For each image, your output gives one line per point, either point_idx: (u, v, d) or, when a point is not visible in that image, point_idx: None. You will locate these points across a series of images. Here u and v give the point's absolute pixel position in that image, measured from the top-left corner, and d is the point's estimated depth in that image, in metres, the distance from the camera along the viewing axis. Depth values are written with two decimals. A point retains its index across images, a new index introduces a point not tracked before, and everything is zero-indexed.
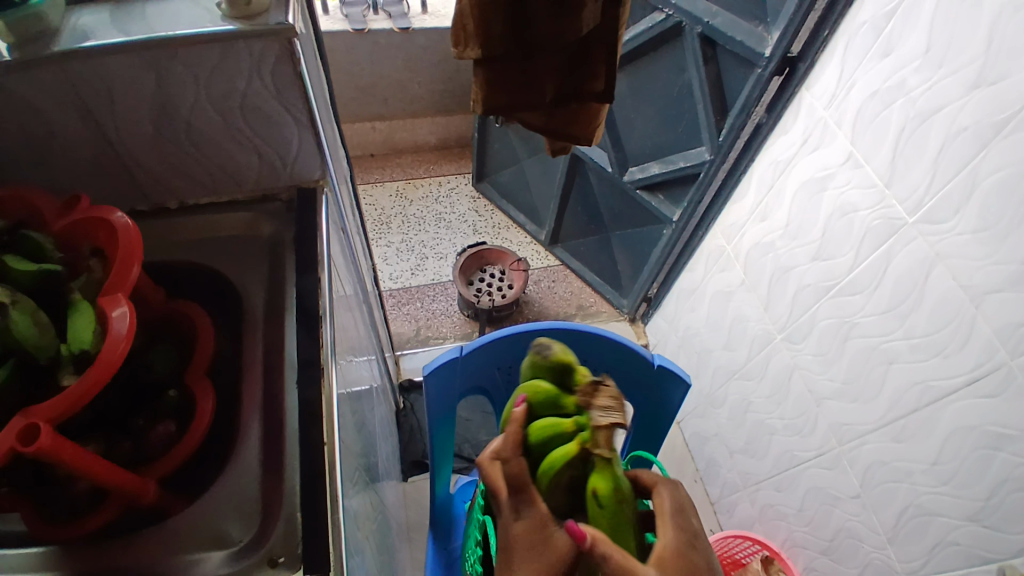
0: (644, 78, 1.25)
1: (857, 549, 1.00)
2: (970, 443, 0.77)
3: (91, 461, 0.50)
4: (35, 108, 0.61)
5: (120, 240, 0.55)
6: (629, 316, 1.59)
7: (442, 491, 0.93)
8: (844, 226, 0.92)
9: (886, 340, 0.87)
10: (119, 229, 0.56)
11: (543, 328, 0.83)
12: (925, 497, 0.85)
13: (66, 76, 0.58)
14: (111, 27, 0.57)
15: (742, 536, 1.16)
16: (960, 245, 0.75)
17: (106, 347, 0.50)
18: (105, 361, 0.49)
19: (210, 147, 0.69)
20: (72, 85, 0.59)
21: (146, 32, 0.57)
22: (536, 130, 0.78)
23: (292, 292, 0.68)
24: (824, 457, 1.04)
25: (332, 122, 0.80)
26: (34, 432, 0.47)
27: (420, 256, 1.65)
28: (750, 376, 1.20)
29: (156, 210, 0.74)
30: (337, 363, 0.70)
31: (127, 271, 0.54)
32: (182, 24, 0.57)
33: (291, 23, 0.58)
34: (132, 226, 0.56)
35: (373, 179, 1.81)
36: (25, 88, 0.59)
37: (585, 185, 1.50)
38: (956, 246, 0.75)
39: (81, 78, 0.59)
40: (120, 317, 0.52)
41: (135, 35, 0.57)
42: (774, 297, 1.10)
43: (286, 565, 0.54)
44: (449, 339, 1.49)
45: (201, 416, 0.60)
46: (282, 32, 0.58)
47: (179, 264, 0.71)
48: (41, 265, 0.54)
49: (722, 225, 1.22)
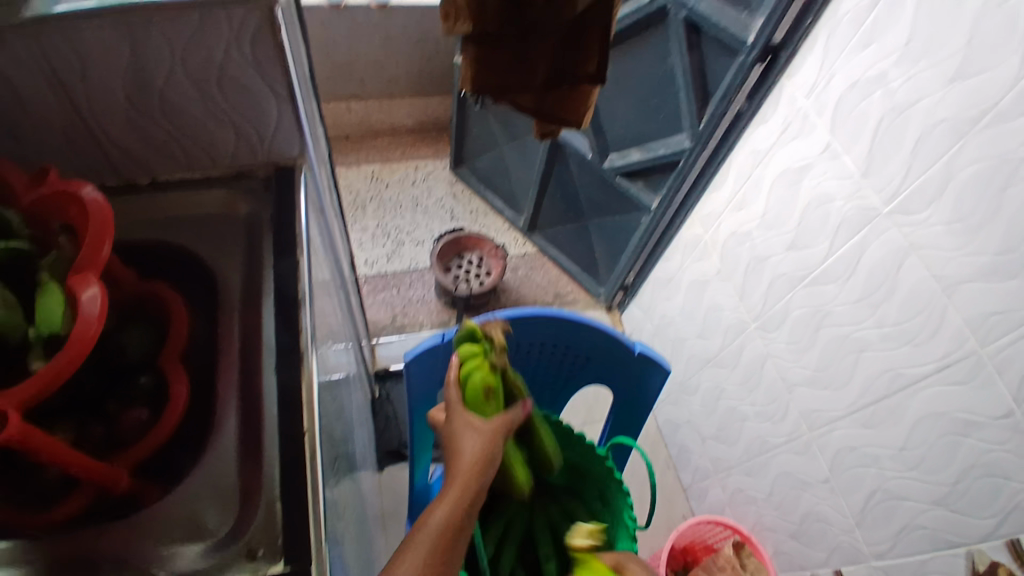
0: (626, 65, 1.25)
1: (825, 531, 1.03)
2: (939, 430, 0.79)
3: (61, 449, 0.48)
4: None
5: (91, 217, 0.52)
6: (605, 304, 1.60)
7: (420, 479, 0.92)
8: (821, 217, 0.93)
9: (858, 329, 0.89)
10: (90, 206, 0.52)
11: (527, 314, 0.83)
12: (893, 482, 0.88)
13: (29, 39, 0.55)
14: None
15: (715, 521, 1.19)
16: (935, 237, 0.77)
17: (77, 329, 0.47)
18: (76, 345, 0.47)
19: (184, 121, 0.65)
20: (36, 50, 0.55)
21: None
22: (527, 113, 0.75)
23: (269, 275, 0.66)
24: (794, 442, 1.06)
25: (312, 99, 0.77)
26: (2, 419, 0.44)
27: (396, 241, 1.63)
28: (724, 364, 1.21)
29: (125, 186, 0.70)
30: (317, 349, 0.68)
31: (99, 249, 0.51)
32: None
33: None
34: (104, 203, 0.53)
35: (347, 162, 1.77)
36: None
37: (564, 171, 1.49)
38: (931, 239, 0.77)
39: (44, 41, 0.55)
40: (92, 297, 0.48)
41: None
42: (749, 287, 1.11)
43: (266, 558, 0.52)
44: (425, 325, 1.48)
45: (175, 401, 0.57)
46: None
47: (150, 244, 0.68)
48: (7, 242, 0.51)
49: (700, 215, 1.22)
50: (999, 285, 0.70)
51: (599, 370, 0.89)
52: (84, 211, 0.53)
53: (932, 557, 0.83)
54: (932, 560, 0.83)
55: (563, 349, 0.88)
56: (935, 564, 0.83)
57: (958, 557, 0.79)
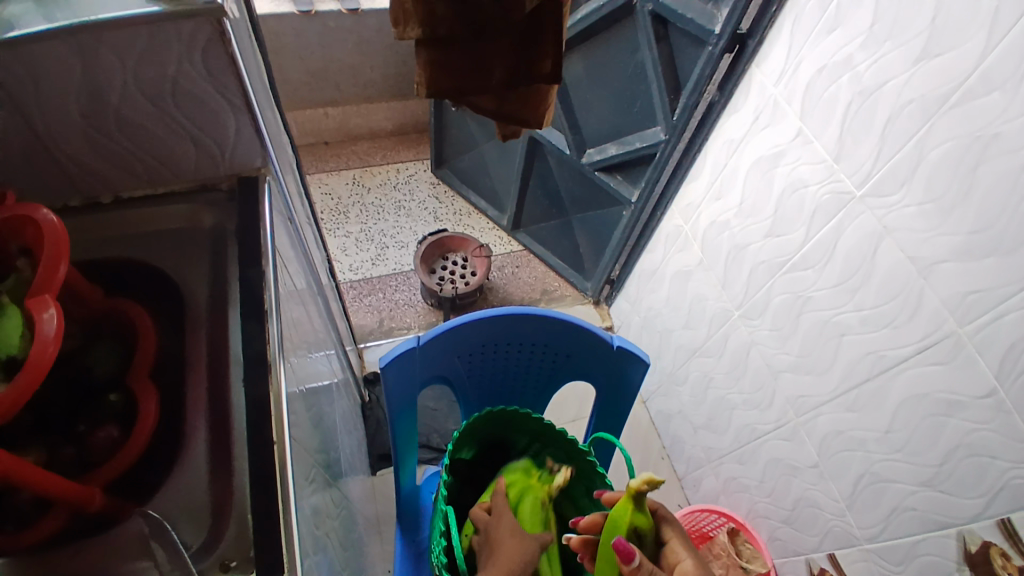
0: (597, 59, 1.24)
1: (817, 516, 1.03)
2: (922, 410, 0.79)
3: (31, 471, 0.48)
4: None
5: (45, 239, 0.52)
6: (593, 299, 1.59)
7: (407, 484, 0.92)
8: (796, 203, 0.93)
9: (837, 313, 0.89)
10: (44, 227, 0.53)
11: (501, 313, 0.82)
12: (880, 464, 0.88)
13: None
14: (36, 15, 0.54)
15: (708, 509, 1.19)
16: (907, 218, 0.76)
17: (37, 350, 0.47)
18: (32, 365, 0.47)
19: (143, 137, 0.65)
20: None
21: (73, 18, 0.54)
22: (487, 114, 0.74)
23: (235, 287, 0.66)
24: (782, 429, 1.06)
25: (274, 109, 0.77)
26: None
27: (381, 245, 1.62)
28: (710, 353, 1.21)
29: (88, 204, 0.70)
30: (288, 359, 0.68)
31: (54, 270, 0.51)
32: (107, 6, 0.54)
33: (221, 3, 0.55)
34: (59, 224, 0.53)
35: (328, 168, 1.76)
36: None
37: (544, 168, 1.49)
38: (903, 219, 0.77)
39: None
40: (49, 319, 0.48)
41: (61, 22, 0.53)
42: (730, 275, 1.11)
43: (239, 569, 0.52)
44: (413, 329, 1.48)
45: (146, 418, 0.58)
46: (211, 12, 0.55)
47: (117, 261, 0.68)
48: None
49: (680, 205, 1.22)
50: (972, 262, 0.70)
51: (580, 366, 0.89)
52: (39, 233, 0.53)
53: (922, 539, 0.83)
54: (921, 542, 0.83)
55: (542, 347, 0.88)
56: (924, 545, 0.83)
57: (947, 538, 0.79)
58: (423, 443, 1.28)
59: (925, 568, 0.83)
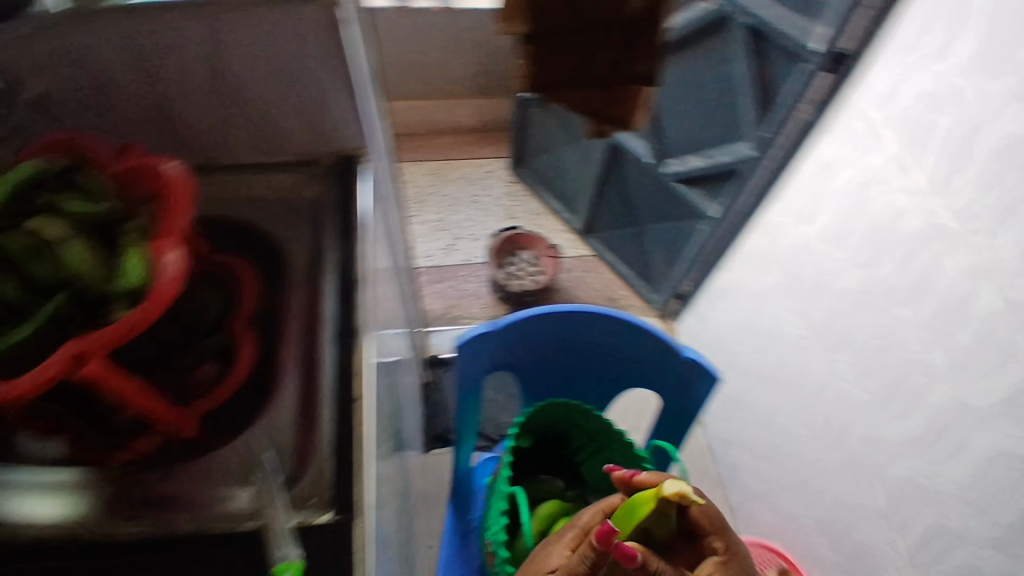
0: (689, 70, 1.23)
1: (878, 566, 0.99)
2: (1006, 466, 0.75)
3: (129, 389, 0.53)
4: (90, 55, 0.63)
5: (174, 189, 0.57)
6: (659, 311, 1.59)
7: (462, 465, 0.95)
8: (893, 234, 0.91)
9: (927, 354, 0.86)
10: (174, 179, 0.58)
11: (574, 309, 0.84)
12: (953, 517, 0.84)
13: (123, 29, 0.61)
14: None
15: (763, 546, 1.15)
16: (1013, 260, 0.73)
17: (156, 287, 0.52)
18: (159, 299, 0.51)
19: (260, 108, 0.72)
20: (134, 41, 0.62)
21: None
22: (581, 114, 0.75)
23: (332, 256, 0.71)
24: (853, 470, 1.03)
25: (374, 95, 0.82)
26: (88, 359, 0.49)
27: (454, 236, 1.68)
28: (782, 383, 1.19)
29: (206, 165, 0.77)
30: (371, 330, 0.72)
31: (181, 218, 0.56)
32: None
33: None
34: (187, 178, 0.58)
35: (411, 157, 1.84)
36: (86, 37, 0.61)
37: (623, 175, 1.49)
38: (1008, 261, 0.73)
39: (136, 32, 0.62)
40: (174, 261, 0.53)
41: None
42: (812, 304, 1.08)
43: (316, 507, 0.56)
44: (477, 320, 1.52)
45: (241, 362, 0.63)
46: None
47: (223, 218, 0.74)
48: (98, 206, 0.56)
49: (765, 225, 1.22)
50: None
51: (644, 374, 0.90)
52: (169, 183, 0.58)
53: None
54: None
55: (609, 349, 0.89)
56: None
57: None
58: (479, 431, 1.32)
59: None
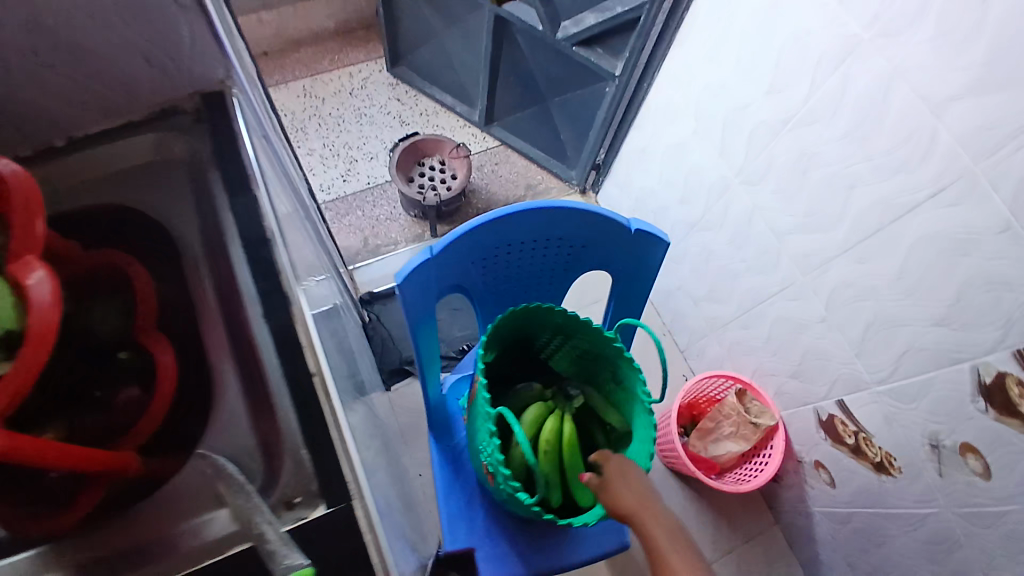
0: (521, 43, 1.29)
1: (826, 367, 0.99)
2: (929, 262, 0.76)
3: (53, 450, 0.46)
4: None
5: (11, 194, 0.45)
6: (580, 189, 1.50)
7: (434, 394, 0.91)
8: (802, 53, 0.83)
9: (847, 166, 0.82)
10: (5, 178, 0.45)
11: (534, 207, 0.73)
12: (891, 311, 0.83)
13: None
14: None
15: (718, 375, 1.20)
16: (939, 79, 0.67)
17: (29, 321, 0.42)
18: (35, 340, 0.41)
19: (90, 61, 0.57)
20: None
21: None
22: None
23: (228, 222, 0.58)
24: (789, 289, 1.01)
25: (216, 36, 0.59)
26: None
27: (348, 159, 1.48)
28: (710, 226, 1.15)
29: (54, 151, 0.61)
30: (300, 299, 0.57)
31: (31, 225, 0.45)
32: None
33: None
34: (22, 172, 0.45)
35: (275, 80, 1.56)
36: None
37: (515, 52, 1.32)
38: (939, 81, 0.67)
39: None
40: (38, 282, 0.43)
41: None
42: (730, 141, 1.03)
43: (305, 504, 0.50)
44: (401, 245, 1.40)
45: (163, 372, 0.56)
46: None
47: (70, 207, 0.59)
48: None
49: (668, 73, 1.11)
50: (987, 98, 0.64)
51: (599, 256, 0.81)
52: None
53: (922, 422, 0.85)
54: (921, 425, 0.85)
55: (557, 241, 0.79)
56: (918, 415, 0.85)
57: (920, 440, 0.86)
58: None
59: (935, 402, 0.81)
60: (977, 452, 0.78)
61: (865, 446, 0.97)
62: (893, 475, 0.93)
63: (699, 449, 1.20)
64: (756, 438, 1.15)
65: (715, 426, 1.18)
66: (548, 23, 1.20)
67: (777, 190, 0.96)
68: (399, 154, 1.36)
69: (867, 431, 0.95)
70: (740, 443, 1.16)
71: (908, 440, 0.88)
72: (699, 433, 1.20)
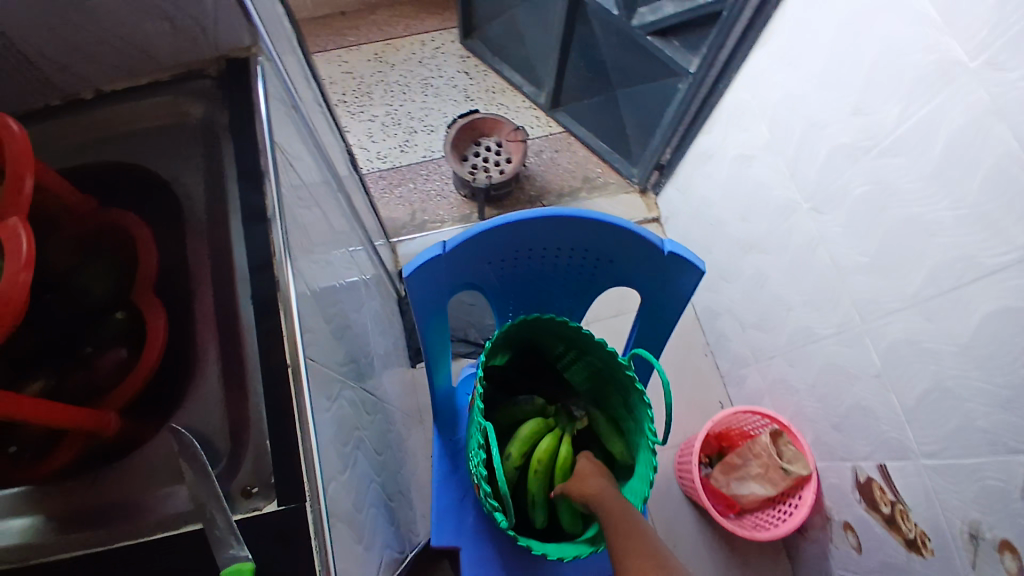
0: (594, 27, 1.22)
1: (871, 425, 0.90)
2: (1005, 335, 0.65)
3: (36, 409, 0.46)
4: None
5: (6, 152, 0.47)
6: (639, 187, 1.42)
7: (443, 387, 0.89)
8: (894, 75, 0.73)
9: (927, 208, 0.72)
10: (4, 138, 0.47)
11: (559, 214, 0.69)
12: (953, 380, 0.73)
13: None
14: None
15: (751, 411, 1.10)
16: None
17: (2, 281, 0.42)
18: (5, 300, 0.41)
19: (113, 21, 0.58)
20: None
21: None
22: None
23: (233, 197, 0.58)
24: (844, 333, 0.91)
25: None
26: None
27: (408, 130, 1.47)
28: (769, 250, 1.05)
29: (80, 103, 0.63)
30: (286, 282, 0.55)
31: (19, 184, 0.46)
32: None
33: None
34: (21, 134, 0.47)
35: (348, 42, 1.56)
36: None
37: (588, 36, 1.25)
38: None
39: None
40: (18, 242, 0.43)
41: None
42: (802, 161, 0.92)
43: (261, 496, 0.49)
44: (446, 223, 1.38)
45: (153, 337, 0.55)
46: None
47: (92, 163, 0.62)
48: None
49: (747, 76, 1.01)
50: None
51: (627, 273, 0.76)
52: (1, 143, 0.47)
53: (970, 508, 0.75)
54: (970, 512, 0.75)
55: (581, 251, 0.74)
56: (963, 499, 0.76)
57: (958, 524, 0.77)
58: (461, 337, 1.26)
59: (983, 491, 0.72)
60: (1014, 551, 0.69)
61: (900, 519, 0.88)
62: (923, 556, 0.84)
63: (721, 484, 1.12)
64: (784, 485, 1.05)
65: (742, 463, 1.09)
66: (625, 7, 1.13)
67: (846, 223, 0.86)
68: (456, 130, 1.33)
69: (905, 504, 0.86)
70: (766, 486, 1.07)
71: (947, 524, 0.79)
72: (723, 467, 1.12)
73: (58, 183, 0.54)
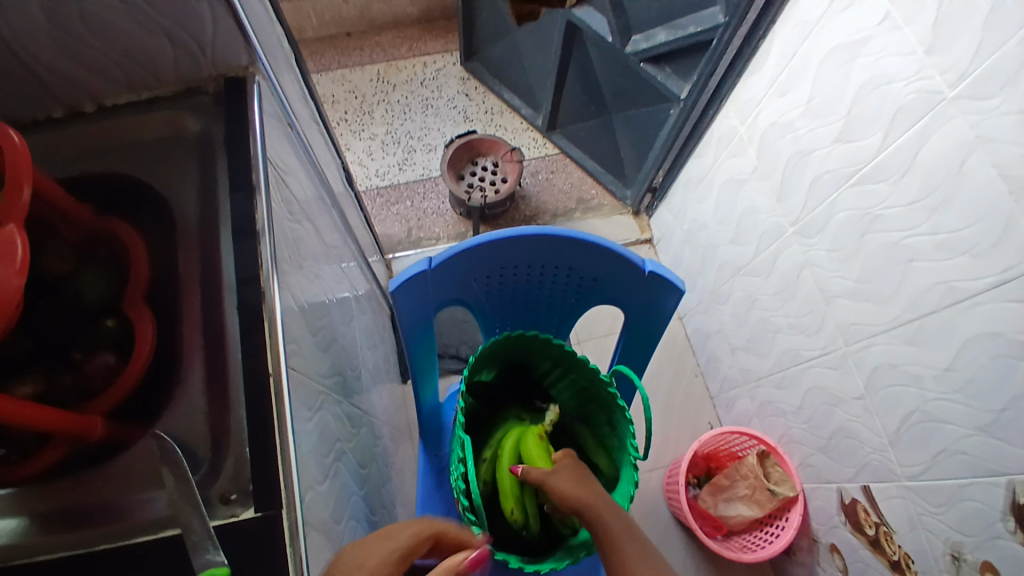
0: (591, 51, 1.25)
1: (855, 449, 0.90)
2: (985, 360, 0.67)
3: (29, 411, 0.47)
4: None
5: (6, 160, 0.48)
6: (632, 209, 1.44)
7: (430, 400, 0.91)
8: (877, 104, 0.75)
9: (908, 234, 0.73)
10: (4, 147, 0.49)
11: (544, 233, 0.70)
12: (935, 404, 0.74)
13: None
14: None
15: (738, 432, 1.10)
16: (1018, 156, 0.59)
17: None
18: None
19: (118, 38, 0.60)
20: None
21: None
22: None
23: (225, 209, 0.60)
24: (829, 355, 0.92)
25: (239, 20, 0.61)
26: None
27: (407, 149, 1.50)
28: (757, 272, 1.07)
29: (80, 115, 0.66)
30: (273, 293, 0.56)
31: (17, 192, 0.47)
32: None
33: None
34: (20, 144, 0.49)
35: (351, 62, 1.59)
36: None
37: (584, 60, 1.28)
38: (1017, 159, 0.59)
39: None
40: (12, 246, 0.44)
41: None
42: (789, 186, 0.94)
43: (238, 503, 0.50)
44: (441, 241, 1.40)
45: (141, 343, 0.57)
46: None
47: (92, 172, 0.64)
48: None
49: (737, 102, 1.03)
50: None
51: (611, 292, 0.77)
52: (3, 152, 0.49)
53: (954, 531, 0.75)
54: (953, 535, 0.75)
55: (566, 270, 0.76)
56: (945, 522, 0.76)
57: (942, 548, 0.77)
58: (452, 354, 1.27)
59: (965, 514, 0.73)
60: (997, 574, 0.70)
61: (884, 541, 0.89)
62: None
63: (709, 505, 1.12)
64: (770, 506, 1.05)
65: (730, 484, 1.09)
66: (621, 32, 1.16)
67: (831, 247, 0.87)
68: (453, 149, 1.35)
69: (889, 525, 0.86)
70: (753, 507, 1.06)
71: (929, 546, 0.80)
72: (711, 488, 1.12)
73: (56, 191, 0.56)
